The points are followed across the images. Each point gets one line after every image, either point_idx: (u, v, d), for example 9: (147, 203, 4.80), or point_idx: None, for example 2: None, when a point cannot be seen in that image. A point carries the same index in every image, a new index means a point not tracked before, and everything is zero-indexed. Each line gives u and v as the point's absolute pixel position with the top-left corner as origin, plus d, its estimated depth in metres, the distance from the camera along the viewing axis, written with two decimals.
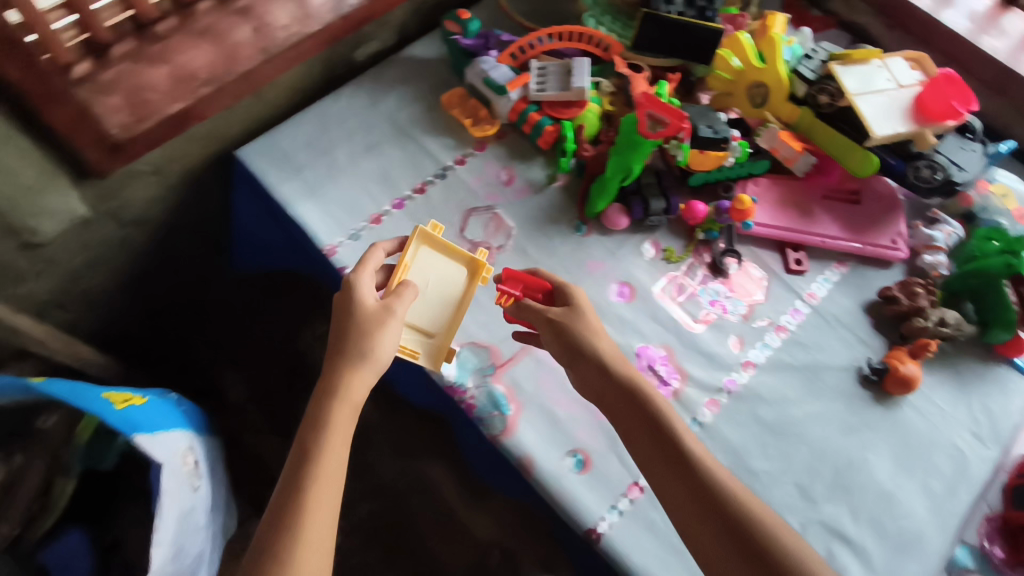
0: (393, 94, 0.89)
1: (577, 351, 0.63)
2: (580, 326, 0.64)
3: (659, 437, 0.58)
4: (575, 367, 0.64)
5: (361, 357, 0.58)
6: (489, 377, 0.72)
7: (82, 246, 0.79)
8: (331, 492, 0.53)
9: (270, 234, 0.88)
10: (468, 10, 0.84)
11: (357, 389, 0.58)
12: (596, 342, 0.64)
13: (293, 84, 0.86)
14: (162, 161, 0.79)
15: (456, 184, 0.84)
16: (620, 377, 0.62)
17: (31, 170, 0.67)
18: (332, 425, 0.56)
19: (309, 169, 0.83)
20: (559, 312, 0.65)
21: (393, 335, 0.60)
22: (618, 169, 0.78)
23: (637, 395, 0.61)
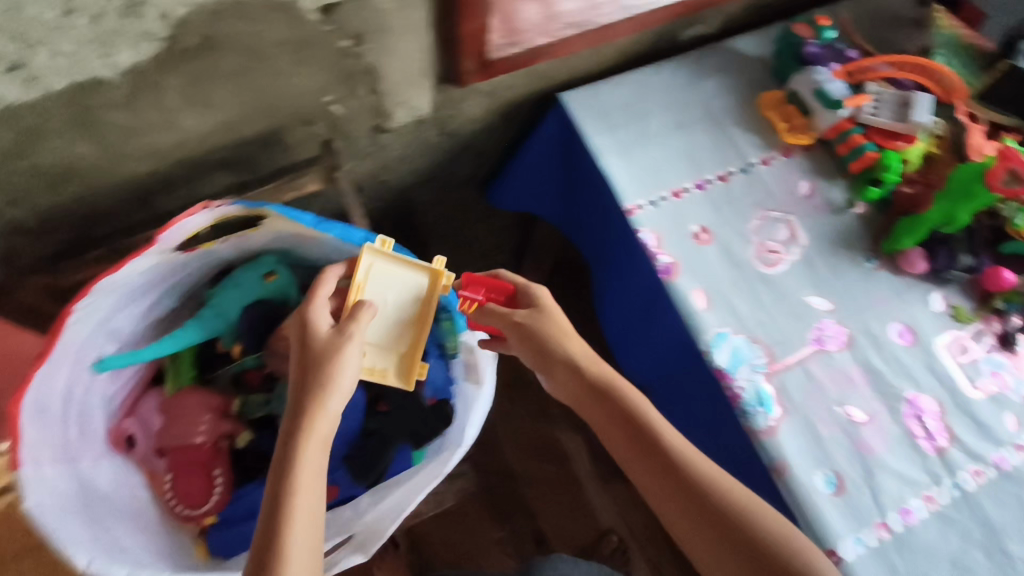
0: (712, 79, 0.89)
1: (550, 356, 0.67)
2: (547, 325, 0.68)
3: (637, 436, 0.64)
4: (550, 372, 0.68)
5: (327, 363, 0.58)
6: (759, 374, 0.75)
7: (405, 142, 0.85)
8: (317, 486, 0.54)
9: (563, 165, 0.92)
10: (832, 18, 0.85)
11: (336, 402, 0.58)
12: (558, 346, 0.67)
13: (626, 45, 0.88)
14: (499, 86, 0.84)
15: (758, 181, 0.84)
16: (592, 372, 0.66)
17: (418, 64, 0.73)
18: (312, 424, 0.56)
19: (623, 128, 0.85)
20: (525, 315, 0.68)
21: (354, 364, 0.59)
22: (941, 213, 0.76)
23: (607, 396, 0.65)
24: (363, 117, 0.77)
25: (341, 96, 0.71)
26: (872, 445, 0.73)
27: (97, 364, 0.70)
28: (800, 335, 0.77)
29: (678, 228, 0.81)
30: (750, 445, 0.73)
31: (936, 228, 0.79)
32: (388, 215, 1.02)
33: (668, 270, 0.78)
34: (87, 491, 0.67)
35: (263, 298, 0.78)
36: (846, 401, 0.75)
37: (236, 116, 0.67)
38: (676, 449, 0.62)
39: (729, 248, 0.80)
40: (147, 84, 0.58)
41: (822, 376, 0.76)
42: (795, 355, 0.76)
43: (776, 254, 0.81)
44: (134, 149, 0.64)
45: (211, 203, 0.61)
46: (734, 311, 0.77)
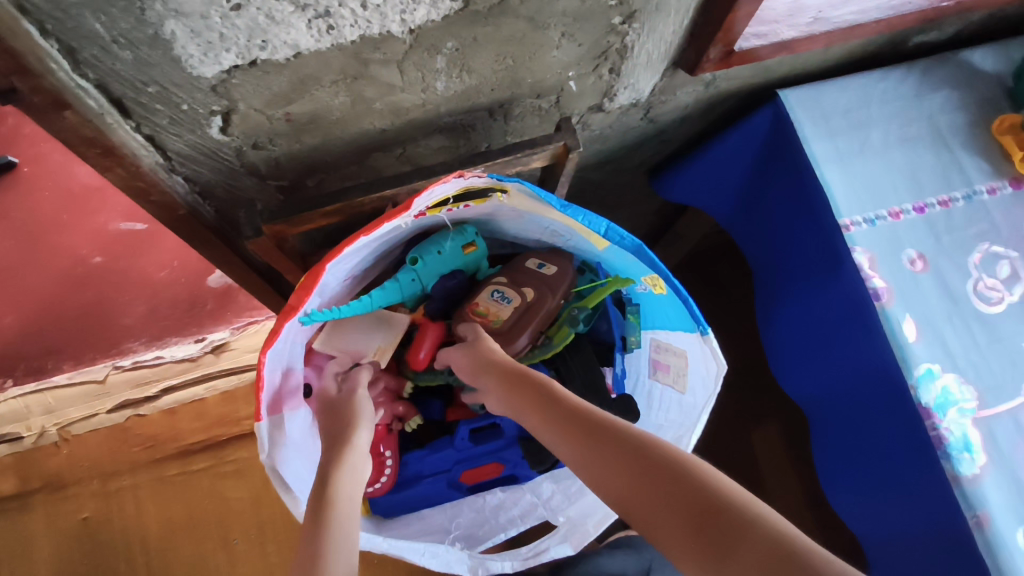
0: (940, 94, 0.84)
1: (522, 377, 0.63)
2: (483, 345, 0.68)
3: (558, 420, 0.58)
4: (514, 398, 0.62)
5: (354, 423, 0.64)
6: (966, 419, 0.70)
7: (612, 124, 0.82)
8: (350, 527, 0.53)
9: (779, 155, 0.85)
10: None
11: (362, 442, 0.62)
12: (496, 355, 0.66)
13: (854, 48, 0.83)
14: (721, 77, 0.80)
15: (981, 211, 0.79)
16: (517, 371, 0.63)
17: (664, 46, 0.69)
18: (340, 473, 0.58)
19: (843, 137, 0.81)
20: (476, 342, 0.69)
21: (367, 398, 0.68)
22: None
23: (532, 387, 0.61)
24: (589, 96, 0.74)
25: (581, 73, 0.69)
26: None
27: (305, 318, 0.64)
28: (1015, 382, 0.72)
29: (895, 250, 0.76)
30: (945, 490, 0.68)
31: None
32: None
33: (882, 296, 0.74)
34: (291, 439, 0.64)
35: (457, 268, 0.75)
36: None
37: (483, 83, 0.64)
38: (635, 438, 0.53)
39: (947, 279, 0.76)
40: (427, 45, 0.56)
41: None
42: (1007, 403, 0.71)
43: (996, 291, 0.76)
44: (381, 107, 0.63)
45: (463, 171, 0.58)
46: (947, 349, 0.73)
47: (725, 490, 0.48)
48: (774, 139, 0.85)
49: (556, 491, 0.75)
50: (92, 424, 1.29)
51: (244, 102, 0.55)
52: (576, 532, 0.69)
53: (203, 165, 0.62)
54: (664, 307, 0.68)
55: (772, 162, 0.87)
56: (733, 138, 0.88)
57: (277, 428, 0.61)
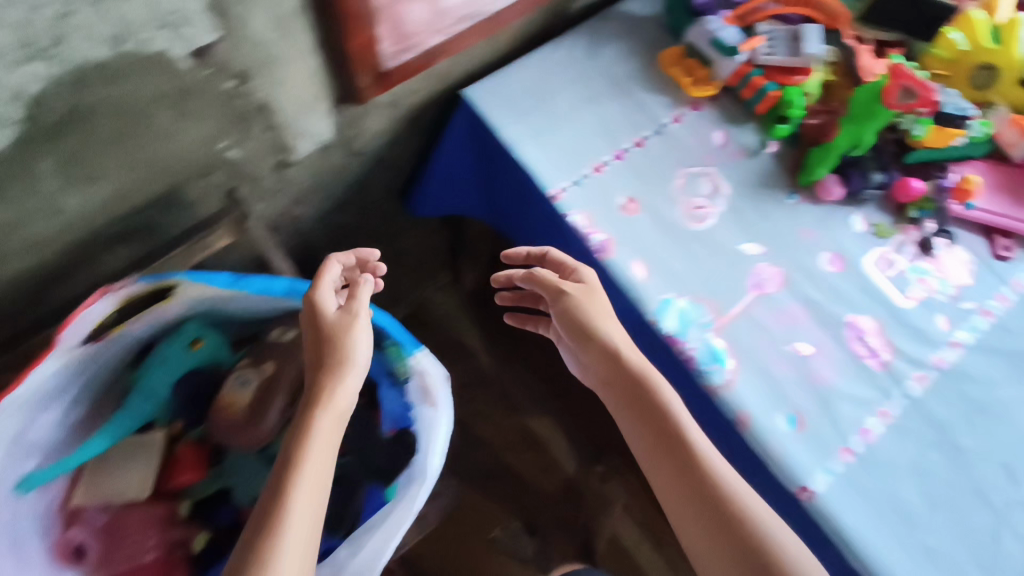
0: (609, 47, 0.89)
1: (627, 375, 0.67)
2: (587, 305, 0.71)
3: (659, 430, 0.65)
4: (616, 397, 0.69)
5: (341, 372, 0.59)
6: (708, 332, 0.75)
7: (316, 170, 0.81)
8: (312, 521, 0.52)
9: (487, 152, 0.87)
10: None
11: (342, 397, 0.59)
12: (631, 362, 0.68)
13: (519, 30, 0.87)
14: (400, 93, 0.81)
15: (673, 141, 0.85)
16: (621, 360, 0.68)
17: (312, 87, 0.69)
18: (310, 450, 0.54)
19: (533, 114, 0.84)
20: (578, 288, 0.72)
21: (367, 333, 0.61)
22: (848, 138, 0.80)
23: (642, 383, 0.67)
24: (264, 156, 0.72)
25: (235, 139, 0.67)
26: (825, 375, 0.75)
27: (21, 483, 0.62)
28: (740, 284, 0.78)
29: (606, 203, 0.80)
30: (711, 402, 0.73)
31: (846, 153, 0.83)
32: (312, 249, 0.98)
33: (605, 248, 0.77)
34: None
35: (195, 368, 0.73)
36: (793, 338, 0.76)
37: (124, 184, 0.61)
38: (721, 483, 0.61)
39: (660, 213, 0.80)
40: (15, 173, 0.53)
41: (768, 320, 0.77)
42: (738, 305, 0.77)
43: (703, 209, 0.81)
44: (17, 246, 0.58)
45: (109, 287, 0.56)
46: (675, 276, 0.77)
47: (778, 550, 0.58)
48: (477, 139, 0.87)
49: (346, 552, 0.66)
50: None
51: None
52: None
53: None
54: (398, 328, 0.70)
55: (486, 158, 0.89)
56: (446, 147, 0.90)
57: None
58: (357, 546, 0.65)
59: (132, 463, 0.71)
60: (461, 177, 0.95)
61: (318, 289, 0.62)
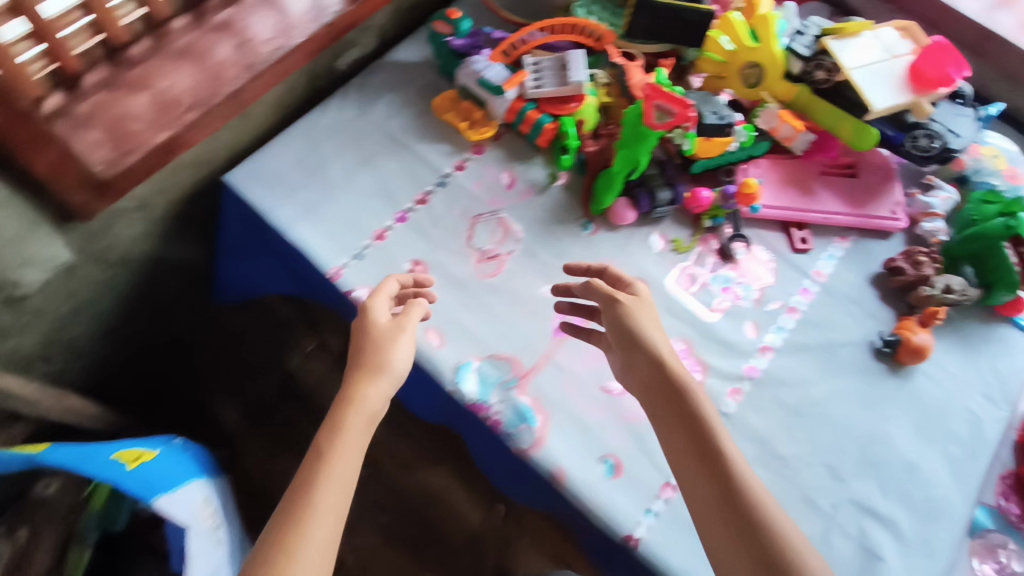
0: (381, 101, 0.85)
1: (661, 378, 0.60)
2: (642, 316, 0.63)
3: (692, 435, 0.57)
4: (650, 399, 0.61)
5: (366, 377, 0.58)
6: (513, 391, 0.71)
7: (68, 294, 0.74)
8: (332, 531, 0.49)
9: (262, 232, 0.80)
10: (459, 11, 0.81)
11: (374, 400, 0.57)
12: (655, 351, 0.61)
13: (278, 100, 0.82)
14: (148, 194, 0.74)
15: (458, 192, 0.81)
16: (666, 369, 0.60)
17: (11, 220, 0.61)
18: (337, 459, 0.52)
19: (304, 189, 0.79)
20: (631, 299, 0.65)
21: (407, 345, 0.61)
22: (625, 162, 0.77)
23: (681, 393, 0.59)
24: None
25: None
26: (638, 412, 0.72)
27: None
28: (541, 331, 0.75)
29: (390, 272, 0.75)
30: (525, 464, 0.70)
31: (629, 176, 0.80)
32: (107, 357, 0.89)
33: None
34: None
35: None
36: (603, 378, 0.73)
37: None
38: (756, 498, 0.54)
39: (449, 270, 0.76)
40: None
41: (574, 364, 0.74)
42: (541, 354, 0.74)
43: (496, 257, 0.78)
44: None
45: None
46: (470, 336, 0.73)
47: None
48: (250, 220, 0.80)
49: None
50: None
51: None
52: None
53: None
54: (163, 469, 0.64)
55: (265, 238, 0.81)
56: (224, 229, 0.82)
57: None
58: None
59: None
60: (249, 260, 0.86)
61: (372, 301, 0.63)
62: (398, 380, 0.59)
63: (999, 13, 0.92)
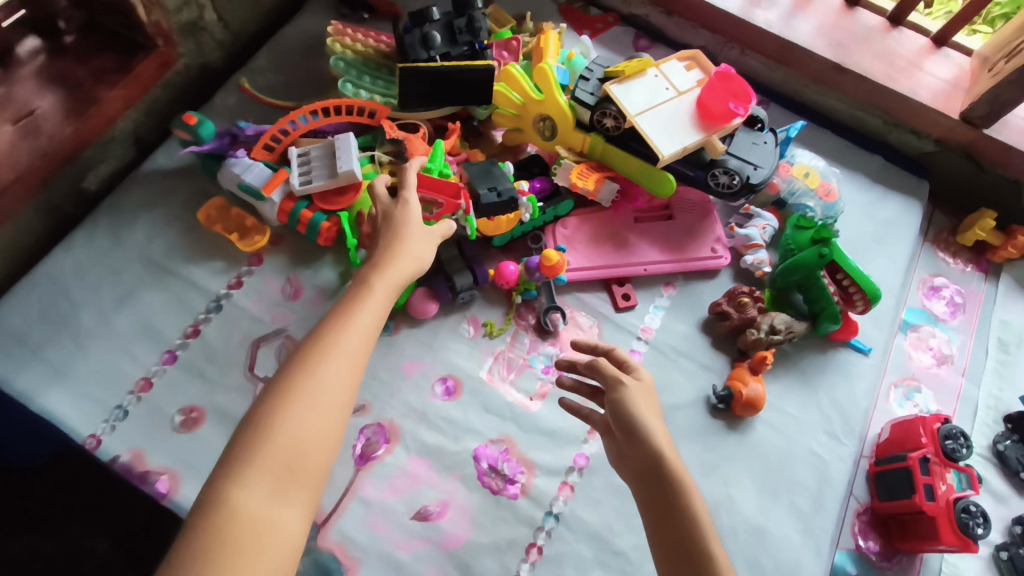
0: (138, 223, 0.75)
1: (653, 476, 0.48)
2: (646, 405, 0.51)
3: (676, 521, 0.46)
4: (641, 492, 0.48)
5: (397, 247, 0.56)
6: (311, 543, 0.62)
7: None
8: (361, 350, 0.47)
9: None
10: (193, 116, 0.73)
11: (409, 262, 0.55)
12: (653, 441, 0.49)
13: (6, 244, 0.71)
14: None
15: (235, 314, 0.72)
16: (663, 464, 0.48)
17: None
18: (369, 300, 0.50)
19: (50, 346, 0.68)
20: (634, 382, 0.52)
21: (436, 239, 0.60)
22: None
23: (676, 493, 0.46)
24: None
25: None
26: (459, 534, 0.64)
27: None
28: (342, 461, 0.66)
29: (159, 427, 0.66)
30: None
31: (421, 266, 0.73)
32: None
33: (165, 488, 0.63)
34: None
35: None
36: (417, 502, 0.65)
37: None
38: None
39: (229, 412, 0.68)
40: None
41: (382, 494, 0.65)
42: (343, 487, 0.65)
43: None
44: None
45: None
46: None
47: None
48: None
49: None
50: None
51: None
52: None
53: None
54: None
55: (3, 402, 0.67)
56: None
57: None
58: None
59: None
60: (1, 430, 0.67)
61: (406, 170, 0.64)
62: (427, 262, 0.57)
63: (798, 19, 0.88)
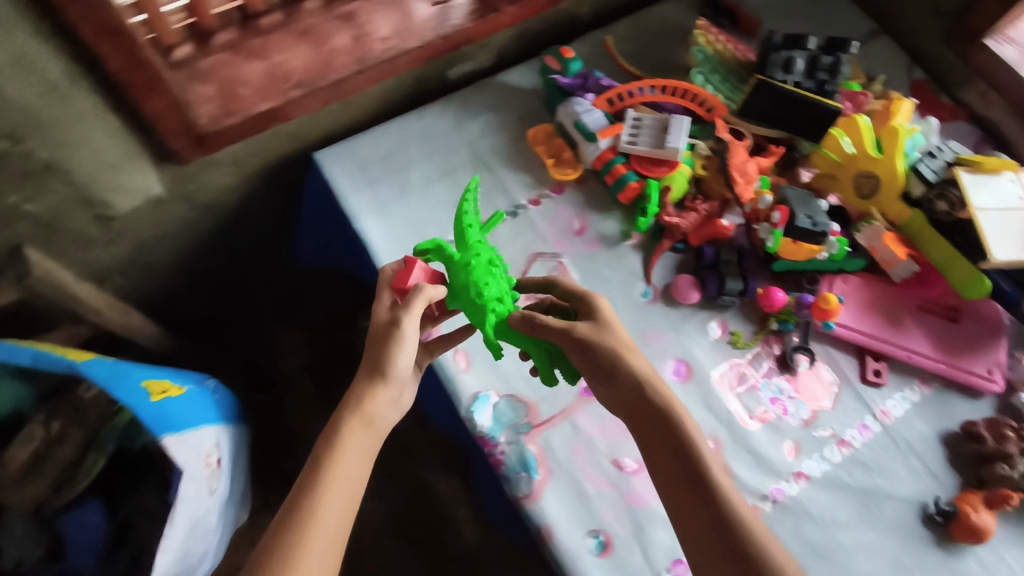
0: (478, 119, 0.86)
1: (643, 404, 0.57)
2: (611, 341, 0.59)
3: (676, 449, 0.54)
4: (634, 423, 0.57)
5: (361, 401, 0.54)
6: (522, 436, 0.70)
7: (152, 222, 0.80)
8: (336, 544, 0.49)
9: (330, 218, 0.84)
10: (573, 50, 0.83)
11: (381, 409, 0.55)
12: (624, 370, 0.58)
13: (381, 94, 0.85)
14: (242, 153, 0.79)
15: (525, 225, 0.80)
16: (652, 390, 0.57)
17: (116, 149, 0.68)
18: (329, 486, 0.50)
19: (381, 184, 0.81)
20: (588, 327, 0.60)
21: (411, 347, 0.57)
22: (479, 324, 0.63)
23: (668, 416, 0.56)
24: (75, 210, 0.71)
25: (31, 194, 0.66)
26: (644, 496, 0.68)
27: None
28: (568, 385, 0.73)
29: None
30: (518, 511, 0.68)
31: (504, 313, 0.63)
32: (190, 281, 0.95)
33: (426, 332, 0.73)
34: None
35: None
36: (617, 452, 0.70)
37: None
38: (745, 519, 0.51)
39: None
40: None
41: (591, 429, 0.71)
42: (561, 408, 0.72)
43: None
44: None
45: None
46: (498, 370, 0.73)
47: None
48: (323, 210, 0.85)
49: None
50: None
51: None
52: None
53: None
54: (188, 407, 0.67)
55: (331, 235, 0.87)
56: (304, 211, 0.88)
57: None
58: None
59: None
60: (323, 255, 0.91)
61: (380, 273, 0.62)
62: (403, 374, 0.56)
63: None
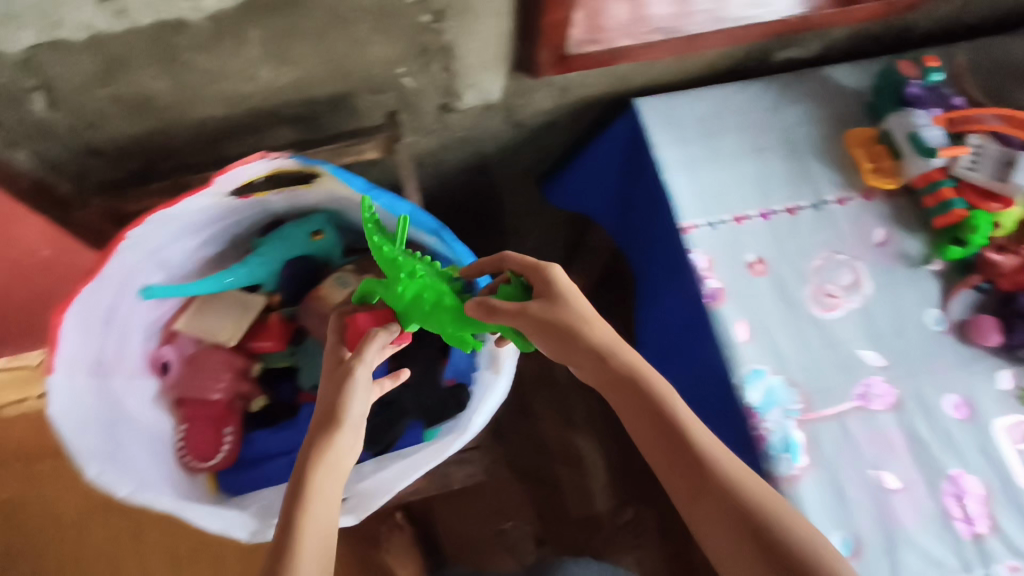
0: (798, 107, 0.85)
1: (617, 378, 0.57)
2: (565, 312, 0.57)
3: (659, 429, 0.55)
4: (609, 394, 0.58)
5: (319, 448, 0.54)
6: (791, 420, 0.71)
7: (472, 124, 0.85)
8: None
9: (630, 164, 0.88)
10: (940, 60, 0.81)
11: (342, 451, 0.54)
12: (586, 338, 0.57)
13: (711, 59, 0.86)
14: (575, 81, 0.82)
15: (828, 220, 0.80)
16: (618, 361, 0.57)
17: (493, 49, 0.72)
18: (308, 520, 0.51)
19: (695, 144, 0.82)
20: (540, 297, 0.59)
21: (364, 386, 0.57)
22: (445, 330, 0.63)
23: (637, 386, 0.56)
24: (431, 94, 0.77)
25: (414, 70, 0.72)
26: (902, 517, 0.67)
27: (144, 291, 0.72)
28: (843, 387, 0.73)
29: (734, 254, 0.77)
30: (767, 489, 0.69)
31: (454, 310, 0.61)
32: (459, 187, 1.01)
33: (715, 296, 0.75)
34: (118, 406, 0.70)
35: (309, 255, 0.80)
36: (881, 466, 0.70)
37: (310, 76, 0.69)
38: (736, 479, 0.53)
39: (785, 284, 0.77)
40: (231, 33, 0.60)
41: (860, 436, 0.71)
42: (834, 408, 0.72)
43: (834, 298, 0.76)
44: (209, 93, 0.67)
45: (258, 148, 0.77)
46: (778, 352, 0.74)
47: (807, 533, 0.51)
48: (625, 155, 0.88)
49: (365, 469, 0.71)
50: (23, 408, 1.28)
51: (60, 80, 0.60)
52: (364, 505, 0.66)
53: (43, 142, 0.66)
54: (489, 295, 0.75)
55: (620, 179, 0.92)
56: (597, 150, 0.91)
57: (97, 383, 0.68)
58: (380, 467, 0.70)
59: (214, 330, 0.81)
60: (595, 196, 0.96)
61: (330, 322, 0.65)
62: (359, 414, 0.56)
63: None
